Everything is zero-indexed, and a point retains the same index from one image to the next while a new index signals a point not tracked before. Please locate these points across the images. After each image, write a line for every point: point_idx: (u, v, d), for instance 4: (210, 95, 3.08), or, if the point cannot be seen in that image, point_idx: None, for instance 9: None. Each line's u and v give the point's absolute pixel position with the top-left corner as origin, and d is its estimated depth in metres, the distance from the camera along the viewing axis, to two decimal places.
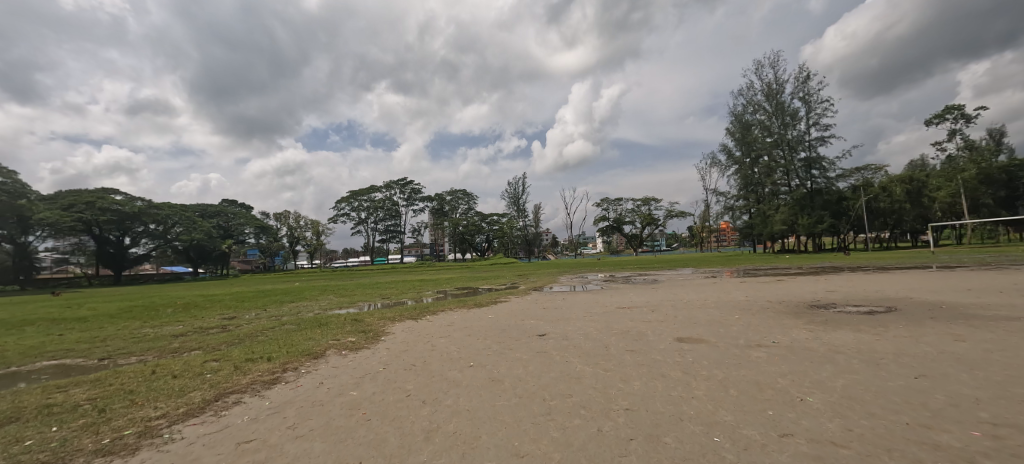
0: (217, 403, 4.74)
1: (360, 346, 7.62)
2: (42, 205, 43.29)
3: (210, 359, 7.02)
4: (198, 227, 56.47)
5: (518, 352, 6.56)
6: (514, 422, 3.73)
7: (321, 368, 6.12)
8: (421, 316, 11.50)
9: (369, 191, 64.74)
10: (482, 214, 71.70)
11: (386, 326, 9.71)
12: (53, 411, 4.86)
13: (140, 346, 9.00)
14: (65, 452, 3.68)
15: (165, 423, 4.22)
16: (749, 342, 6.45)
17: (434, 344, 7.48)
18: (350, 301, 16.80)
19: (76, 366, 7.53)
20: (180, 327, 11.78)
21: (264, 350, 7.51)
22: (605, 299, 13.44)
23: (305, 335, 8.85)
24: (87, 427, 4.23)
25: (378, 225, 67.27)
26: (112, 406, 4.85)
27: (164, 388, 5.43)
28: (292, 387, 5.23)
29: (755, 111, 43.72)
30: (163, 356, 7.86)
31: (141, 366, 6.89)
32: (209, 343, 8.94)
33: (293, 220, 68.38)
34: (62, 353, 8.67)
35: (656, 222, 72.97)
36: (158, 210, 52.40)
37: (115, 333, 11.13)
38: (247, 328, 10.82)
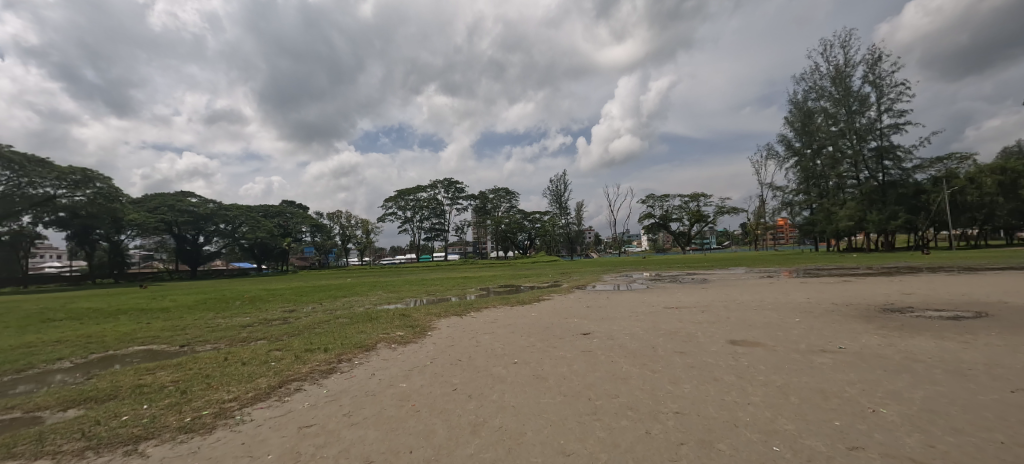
0: (280, 389, 5.10)
1: (408, 340, 7.91)
2: (133, 207, 48.95)
3: (274, 349, 7.55)
4: (262, 226, 59.65)
5: (561, 350, 6.53)
6: (559, 420, 3.72)
7: (373, 361, 6.41)
8: (465, 313, 11.72)
9: (415, 191, 66.54)
10: (524, 212, 71.73)
11: (432, 322, 10.01)
12: (144, 390, 5.45)
13: (214, 334, 9.87)
14: (155, 427, 4.12)
15: (237, 405, 4.60)
16: (813, 347, 6.02)
17: (478, 341, 7.59)
18: (397, 297, 17.31)
19: (162, 352, 8.40)
20: (247, 318, 12.77)
21: (321, 341, 7.97)
22: (652, 299, 13.07)
23: (358, 328, 9.31)
24: (172, 406, 4.70)
25: (424, 224, 69.15)
26: (191, 388, 5.34)
27: (235, 373, 5.92)
28: (347, 377, 5.53)
29: (818, 97, 40.72)
30: (234, 345, 8.57)
31: (216, 353, 7.55)
32: (273, 333, 9.63)
33: (345, 219, 71.74)
34: (151, 339, 9.71)
35: (705, 219, 69.71)
36: (227, 211, 56.75)
37: (192, 322, 12.27)
38: (305, 320, 11.53)
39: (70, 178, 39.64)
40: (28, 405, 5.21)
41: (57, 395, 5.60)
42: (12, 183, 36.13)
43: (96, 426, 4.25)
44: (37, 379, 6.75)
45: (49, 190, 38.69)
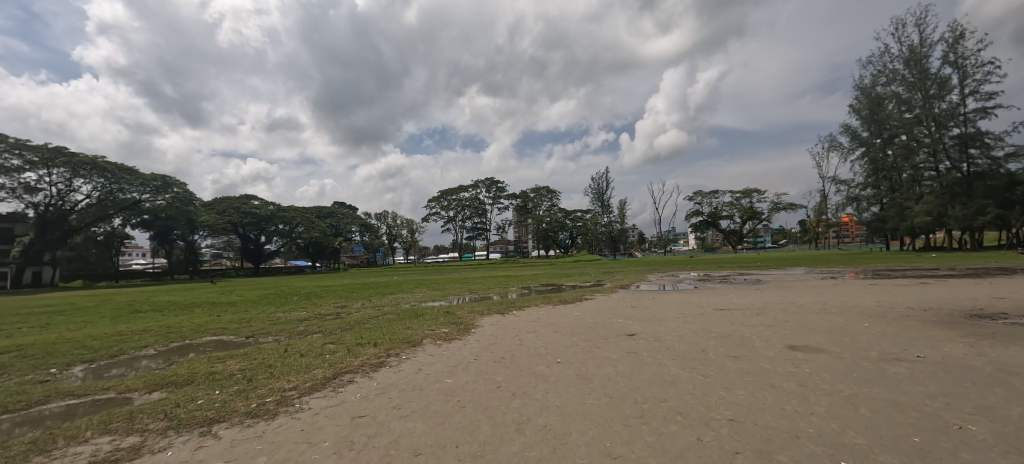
0: (334, 381, 5.37)
1: (453, 337, 8.08)
2: (204, 210, 53.53)
3: (328, 342, 7.97)
4: (316, 227, 62.38)
5: (606, 351, 6.41)
6: (604, 422, 3.64)
7: (419, 356, 6.60)
8: (508, 311, 11.79)
9: (457, 191, 67.78)
10: (565, 211, 71.05)
11: (475, 320, 10.17)
12: (215, 377, 5.94)
13: (275, 327, 10.59)
14: (225, 411, 4.47)
15: (296, 394, 4.90)
16: (884, 355, 5.52)
17: (521, 339, 7.61)
18: (441, 295, 17.71)
19: (231, 342, 9.13)
20: (304, 312, 13.60)
21: (371, 336, 8.33)
22: (701, 300, 12.51)
23: (405, 324, 9.63)
24: (240, 392, 5.09)
25: (466, 223, 70.30)
26: (256, 376, 5.76)
27: (294, 364, 6.32)
28: (395, 371, 5.73)
29: (889, 81, 37.26)
30: (292, 337, 9.15)
31: (277, 345, 8.08)
32: (326, 328, 10.16)
33: (391, 219, 74.38)
34: (221, 330, 10.57)
35: (759, 216, 65.85)
36: (285, 212, 60.45)
37: (256, 315, 13.24)
38: (356, 316, 12.09)
39: (151, 184, 43.92)
40: (121, 387, 5.84)
41: (145, 378, 6.23)
42: (106, 189, 40.96)
43: (176, 408, 4.69)
44: (129, 364, 7.55)
45: (134, 195, 43.07)
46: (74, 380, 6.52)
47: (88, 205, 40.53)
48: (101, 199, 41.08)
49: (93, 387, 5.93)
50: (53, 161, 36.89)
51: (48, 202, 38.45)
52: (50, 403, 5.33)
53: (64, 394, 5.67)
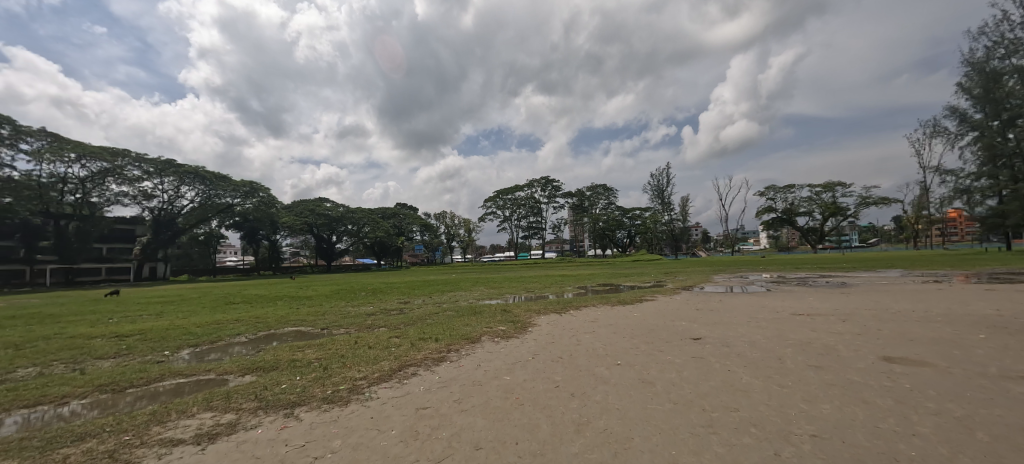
0: (400, 373, 5.64)
1: (510, 335, 8.16)
2: (285, 212, 58.74)
3: (393, 336, 8.40)
4: (381, 226, 66.19)
5: (669, 355, 6.14)
6: (669, 429, 3.50)
7: (478, 352, 6.76)
8: (565, 311, 11.68)
9: (513, 190, 68.38)
10: (623, 209, 68.98)
11: (532, 318, 10.20)
12: (296, 364, 6.50)
13: (346, 321, 11.34)
14: (305, 397, 4.86)
15: (366, 384, 5.22)
16: (1007, 372, 4.75)
17: (579, 339, 7.50)
18: (498, 293, 17.95)
19: (308, 333, 9.94)
20: (371, 307, 14.44)
21: (432, 332, 8.66)
22: (775, 303, 11.56)
23: (464, 321, 9.89)
24: (317, 379, 5.52)
25: (522, 223, 70.71)
26: (330, 365, 6.22)
27: (363, 355, 6.73)
28: (456, 366, 5.91)
29: (1010, 53, 31.93)
30: (361, 330, 9.76)
31: (348, 337, 8.67)
32: (391, 322, 10.71)
33: (449, 219, 76.70)
34: (300, 322, 11.56)
35: (843, 212, 59.58)
36: (353, 213, 64.63)
37: (329, 309, 14.30)
38: (417, 312, 12.63)
39: (242, 189, 49.01)
40: (219, 369, 6.58)
41: (238, 362, 6.97)
42: (206, 194, 46.47)
43: (264, 391, 5.19)
44: (225, 349, 8.50)
45: (228, 200, 48.33)
46: (183, 361, 7.45)
47: (191, 208, 46.22)
48: (203, 203, 46.63)
49: (197, 368, 6.75)
50: (165, 171, 42.58)
51: (161, 206, 44.36)
52: (165, 381, 6.14)
53: (175, 373, 6.50)
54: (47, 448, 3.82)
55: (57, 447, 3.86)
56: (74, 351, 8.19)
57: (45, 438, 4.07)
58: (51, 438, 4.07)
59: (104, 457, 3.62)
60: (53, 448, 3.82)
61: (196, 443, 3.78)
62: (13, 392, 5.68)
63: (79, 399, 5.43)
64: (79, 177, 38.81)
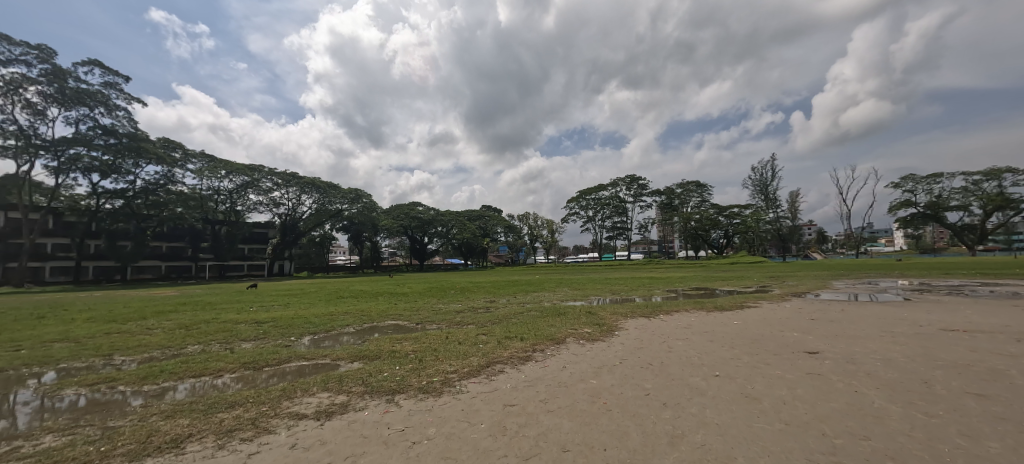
0: (487, 369, 5.84)
1: (596, 337, 8.00)
2: (384, 216, 64.36)
3: (481, 333, 8.73)
4: (467, 228, 69.21)
5: (778, 369, 5.50)
6: (779, 452, 3.13)
7: (563, 353, 6.73)
8: (654, 315, 11.09)
9: (596, 190, 66.91)
10: (719, 206, 63.50)
11: (618, 321, 9.87)
12: (395, 355, 7.07)
13: (437, 317, 12.11)
14: (402, 386, 5.26)
15: (457, 377, 5.49)
16: None
17: (671, 346, 7.07)
18: (582, 295, 17.65)
19: (405, 326, 10.78)
20: (459, 305, 15.20)
21: (517, 331, 8.84)
22: (917, 316, 9.71)
23: (548, 322, 9.93)
24: (413, 370, 5.95)
25: (606, 223, 68.79)
26: (425, 357, 6.66)
27: (453, 350, 7.09)
28: (541, 366, 5.96)
29: None
30: (450, 326, 10.32)
31: (440, 332, 9.20)
32: (479, 320, 11.14)
33: (532, 220, 77.50)
34: (398, 316, 12.61)
35: (1015, 205, 48.11)
36: (443, 216, 68.48)
37: (422, 305, 15.36)
38: (502, 310, 12.99)
39: (349, 196, 54.79)
40: (333, 355, 7.43)
41: (348, 350, 7.80)
42: (321, 202, 52.85)
43: (369, 377, 5.74)
44: (337, 338, 9.57)
45: (338, 206, 54.44)
46: (304, 347, 8.55)
47: (309, 214, 52.94)
48: (318, 210, 53.10)
49: (316, 353, 7.69)
50: (290, 183, 49.35)
51: (287, 213, 51.48)
52: (291, 363, 7.09)
53: (299, 356, 7.48)
54: (209, 411, 4.65)
55: (215, 410, 4.68)
56: (225, 334, 9.87)
57: (207, 403, 4.96)
58: (212, 403, 4.95)
59: (248, 423, 4.30)
60: (213, 412, 4.64)
61: (316, 419, 4.30)
62: (186, 364, 7.02)
63: (229, 373, 6.52)
64: (228, 190, 46.70)
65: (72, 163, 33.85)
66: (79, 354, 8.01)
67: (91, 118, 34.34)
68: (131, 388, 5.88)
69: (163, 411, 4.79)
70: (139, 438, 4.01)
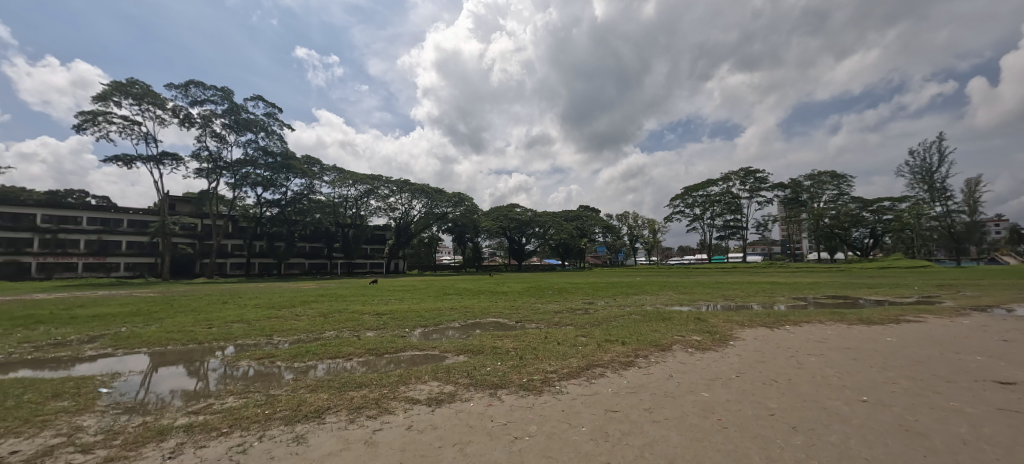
0: (587, 372, 5.76)
1: (707, 346, 7.35)
2: (484, 217, 67.42)
3: (580, 335, 8.63)
4: (564, 228, 69.01)
5: (953, 400, 4.45)
6: None
7: (669, 361, 6.31)
8: (777, 325, 9.78)
9: (704, 186, 61.62)
10: (861, 200, 53.71)
11: (733, 330, 8.93)
12: (497, 351, 7.33)
13: (536, 316, 12.28)
14: (504, 381, 5.43)
15: (557, 377, 5.50)
16: None
17: (800, 362, 6.17)
18: (689, 300, 16.33)
19: (504, 324, 11.14)
20: (557, 306, 15.21)
21: (618, 334, 8.53)
22: None
23: (652, 327, 9.41)
24: (514, 367, 6.11)
25: (716, 221, 62.91)
26: (525, 356, 6.80)
27: (553, 350, 7.11)
28: (645, 373, 5.67)
29: None
30: (549, 326, 10.37)
31: (539, 332, 9.32)
32: (577, 321, 11.00)
33: (632, 220, 74.27)
34: (498, 314, 13.09)
35: None
36: (540, 217, 69.28)
37: (520, 304, 15.72)
38: (601, 313, 12.66)
39: (453, 200, 58.51)
40: (441, 347, 8.00)
41: (454, 344, 8.31)
42: (429, 206, 57.37)
43: (473, 370, 6.05)
44: (444, 332, 10.28)
45: (443, 209, 58.55)
46: (416, 338, 9.37)
47: (419, 217, 57.87)
48: (427, 213, 57.72)
49: (426, 345, 8.36)
50: (403, 189, 54.52)
51: (400, 216, 56.95)
52: (405, 352, 7.81)
53: (412, 346, 8.21)
54: (342, 389, 5.36)
55: (347, 389, 5.37)
56: (353, 323, 11.27)
57: (341, 381, 5.71)
58: (344, 382, 5.68)
59: (373, 402, 4.85)
60: (345, 390, 5.33)
61: (428, 405, 4.68)
62: (324, 347, 8.19)
63: (356, 357, 7.41)
64: (354, 197, 53.35)
65: (243, 179, 41.77)
66: (250, 333, 9.89)
67: (256, 143, 42.12)
68: (285, 364, 7.04)
69: (307, 385, 5.64)
70: (292, 405, 4.79)
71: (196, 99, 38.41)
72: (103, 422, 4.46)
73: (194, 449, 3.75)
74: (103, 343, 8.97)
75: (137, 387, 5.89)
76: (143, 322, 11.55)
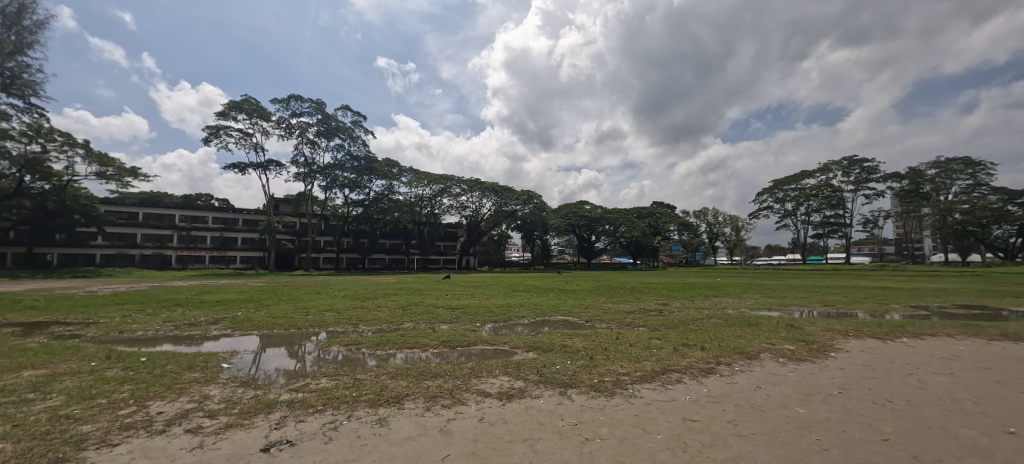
0: (663, 376, 5.49)
1: (802, 357, 6.63)
2: (553, 215, 67.22)
3: (654, 337, 8.25)
4: (636, 226, 66.41)
5: None
6: None
7: (757, 371, 5.78)
8: (892, 337, 8.50)
9: (798, 179, 55.63)
10: (1006, 192, 44.85)
11: (835, 340, 7.95)
12: (567, 349, 7.27)
13: (606, 316, 11.98)
14: (574, 381, 5.36)
15: (630, 380, 5.32)
16: None
17: (922, 381, 5.31)
18: (780, 305, 14.83)
19: (574, 323, 11.00)
20: (629, 306, 14.70)
21: (697, 338, 8.03)
22: None
23: (736, 332, 8.70)
24: (584, 367, 6.01)
25: (812, 218, 56.51)
26: (595, 356, 6.66)
27: (625, 352, 6.89)
28: (728, 382, 5.26)
29: None
30: (621, 327, 10.05)
31: (610, 332, 9.08)
32: (651, 323, 10.53)
33: (712, 216, 69.36)
34: (568, 313, 12.97)
35: None
36: (610, 214, 67.35)
37: (590, 303, 15.44)
38: (678, 315, 11.98)
39: (522, 198, 59.02)
40: (512, 343, 8.12)
41: (524, 340, 8.39)
42: (499, 204, 58.50)
43: (544, 368, 6.05)
44: (513, 328, 10.45)
45: (513, 207, 59.38)
46: (487, 333, 9.63)
47: (489, 215, 59.30)
48: (496, 211, 58.91)
49: (497, 340, 8.54)
50: (474, 188, 56.21)
51: (472, 214, 58.80)
52: (477, 346, 8.06)
53: (483, 341, 8.45)
54: (419, 377, 5.67)
55: (423, 378, 5.68)
56: (429, 315, 11.87)
57: (417, 370, 6.04)
58: (420, 371, 6.00)
59: (447, 393, 5.05)
60: (422, 378, 5.64)
61: (498, 399, 4.77)
62: (403, 337, 8.74)
63: (432, 348, 7.81)
64: (429, 196, 56.08)
65: (333, 182, 45.93)
66: (340, 321, 10.88)
67: (344, 148, 46.05)
68: (369, 351, 7.64)
69: (388, 372, 6.04)
70: (375, 390, 5.17)
71: (295, 111, 42.97)
72: (225, 392, 5.18)
73: (294, 422, 4.21)
74: (224, 324, 10.46)
75: (250, 364, 6.76)
76: (255, 308, 13.26)
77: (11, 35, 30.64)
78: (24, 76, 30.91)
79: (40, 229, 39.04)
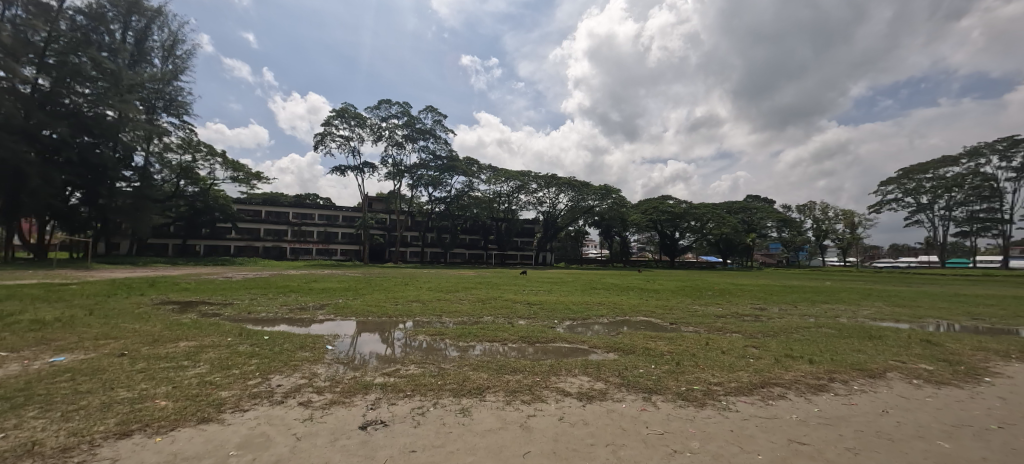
0: (761, 389, 4.98)
1: (943, 379, 5.56)
2: (633, 211, 64.74)
3: (750, 345, 7.53)
4: (726, 222, 61.24)
5: None
6: None
7: (882, 393, 4.96)
8: None
9: (935, 166, 47.05)
10: None
11: (993, 364, 6.47)
12: (649, 352, 6.94)
13: (693, 318, 11.20)
14: (659, 386, 5.08)
15: (723, 390, 4.90)
16: None
17: None
18: (910, 315, 12.64)
19: (656, 324, 10.49)
20: (720, 308, 13.57)
21: (804, 350, 7.13)
22: None
23: (852, 345, 7.57)
24: (670, 372, 5.67)
25: (955, 212, 47.51)
26: (682, 362, 6.24)
27: (717, 359, 6.38)
28: (845, 402, 4.60)
29: None
30: (712, 332, 9.31)
31: (698, 336, 8.49)
32: (746, 329, 9.59)
33: (820, 211, 61.44)
34: (650, 313, 12.38)
35: None
36: (697, 209, 62.78)
37: (675, 304, 14.58)
38: (778, 321, 10.78)
39: (599, 193, 57.49)
40: (591, 342, 7.94)
41: (603, 340, 8.15)
42: (576, 199, 57.74)
43: (625, 370, 5.84)
44: (590, 326, 10.23)
45: (590, 203, 58.14)
46: (564, 330, 9.63)
47: (566, 211, 58.83)
48: (574, 207, 58.16)
49: (575, 338, 8.41)
50: (550, 184, 56.17)
51: (548, 210, 58.86)
52: (555, 343, 8.06)
53: (561, 338, 8.37)
54: (499, 371, 5.78)
55: (504, 372, 5.76)
56: (508, 310, 12.13)
57: (497, 364, 6.16)
58: (500, 365, 6.10)
59: (527, 388, 5.09)
60: (502, 373, 5.73)
61: (578, 399, 4.69)
62: (482, 330, 8.99)
63: (511, 342, 7.98)
64: (507, 193, 57.16)
65: (419, 179, 48.91)
66: (425, 312, 11.55)
67: (427, 148, 48.82)
68: (451, 342, 7.99)
69: (470, 364, 6.24)
70: (458, 380, 5.38)
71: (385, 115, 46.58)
72: (330, 372, 5.76)
73: (387, 404, 4.54)
74: (328, 310, 11.63)
75: (349, 347, 7.45)
76: (352, 296, 14.60)
77: (168, 63, 37.23)
78: (178, 97, 37.22)
79: (192, 223, 47.23)
